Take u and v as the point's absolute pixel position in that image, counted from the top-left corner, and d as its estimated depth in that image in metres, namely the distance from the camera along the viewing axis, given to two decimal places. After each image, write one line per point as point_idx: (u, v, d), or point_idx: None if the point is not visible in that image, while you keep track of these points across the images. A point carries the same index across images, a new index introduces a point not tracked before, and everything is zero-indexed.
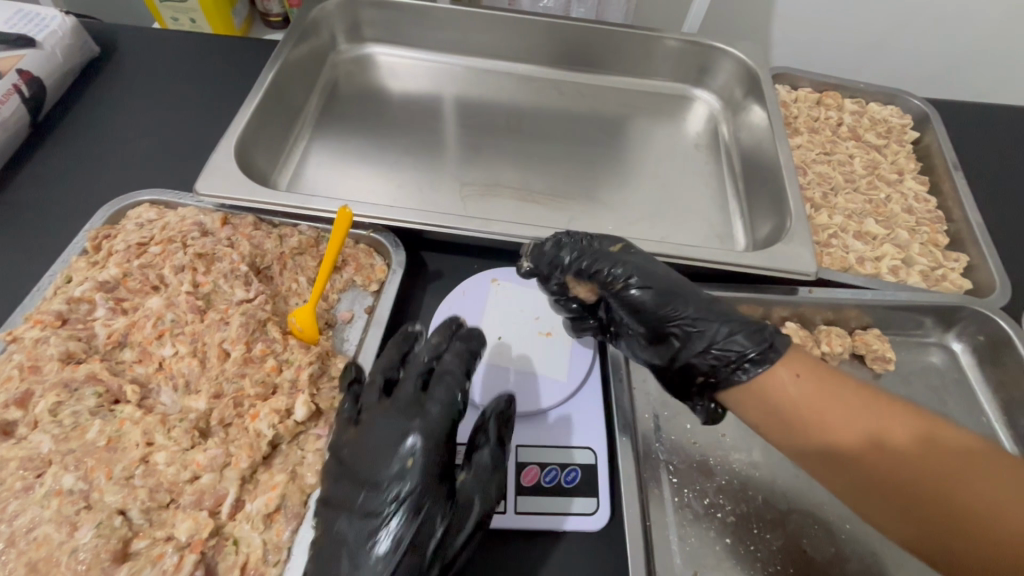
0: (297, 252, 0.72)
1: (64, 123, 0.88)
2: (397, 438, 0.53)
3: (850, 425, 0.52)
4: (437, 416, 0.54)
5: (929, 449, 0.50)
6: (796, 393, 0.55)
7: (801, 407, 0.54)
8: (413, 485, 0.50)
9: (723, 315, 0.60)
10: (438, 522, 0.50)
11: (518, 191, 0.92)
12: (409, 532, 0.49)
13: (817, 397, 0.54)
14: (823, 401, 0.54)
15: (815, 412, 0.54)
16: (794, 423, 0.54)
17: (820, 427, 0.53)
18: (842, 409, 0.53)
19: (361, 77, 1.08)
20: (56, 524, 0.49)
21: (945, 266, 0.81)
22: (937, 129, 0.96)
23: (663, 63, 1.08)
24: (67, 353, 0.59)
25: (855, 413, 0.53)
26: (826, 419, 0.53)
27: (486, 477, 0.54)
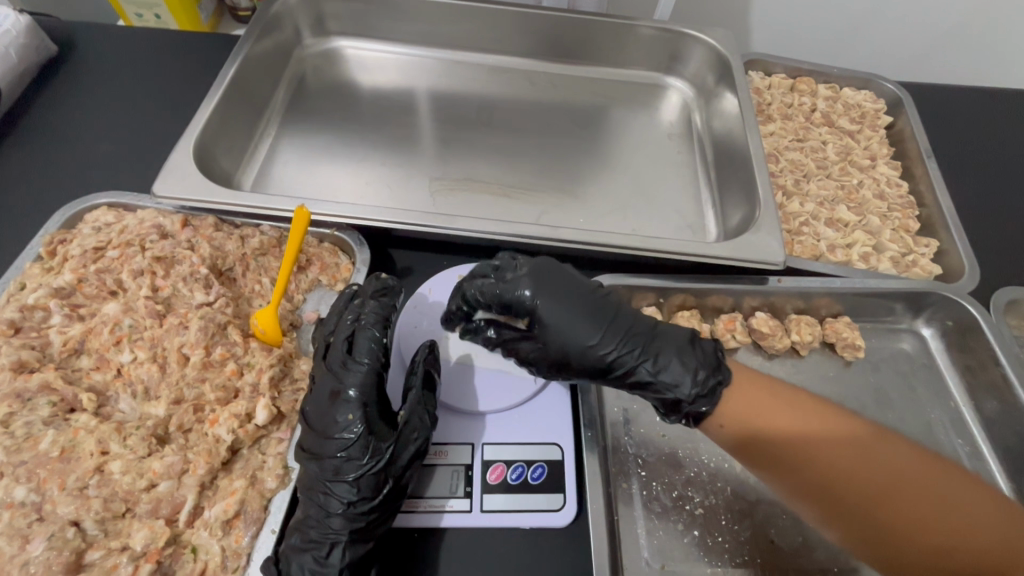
0: (259, 252, 0.71)
1: (21, 125, 0.86)
2: (334, 396, 0.56)
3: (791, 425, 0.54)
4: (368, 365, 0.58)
5: (875, 454, 0.51)
6: (746, 402, 0.56)
7: (752, 415, 0.55)
8: (357, 432, 0.54)
9: (663, 354, 0.59)
10: (385, 448, 0.54)
11: (489, 185, 0.91)
12: (364, 463, 0.53)
13: (759, 401, 0.56)
14: (769, 408, 0.55)
15: (763, 420, 0.55)
16: (741, 427, 0.55)
17: (771, 433, 0.54)
18: (791, 414, 0.54)
19: (329, 71, 1.06)
20: (8, 537, 0.48)
21: (916, 252, 0.81)
22: (910, 113, 0.95)
23: (635, 51, 1.07)
24: (20, 363, 0.58)
25: (805, 418, 0.54)
26: (778, 424, 0.54)
27: (418, 406, 0.58)
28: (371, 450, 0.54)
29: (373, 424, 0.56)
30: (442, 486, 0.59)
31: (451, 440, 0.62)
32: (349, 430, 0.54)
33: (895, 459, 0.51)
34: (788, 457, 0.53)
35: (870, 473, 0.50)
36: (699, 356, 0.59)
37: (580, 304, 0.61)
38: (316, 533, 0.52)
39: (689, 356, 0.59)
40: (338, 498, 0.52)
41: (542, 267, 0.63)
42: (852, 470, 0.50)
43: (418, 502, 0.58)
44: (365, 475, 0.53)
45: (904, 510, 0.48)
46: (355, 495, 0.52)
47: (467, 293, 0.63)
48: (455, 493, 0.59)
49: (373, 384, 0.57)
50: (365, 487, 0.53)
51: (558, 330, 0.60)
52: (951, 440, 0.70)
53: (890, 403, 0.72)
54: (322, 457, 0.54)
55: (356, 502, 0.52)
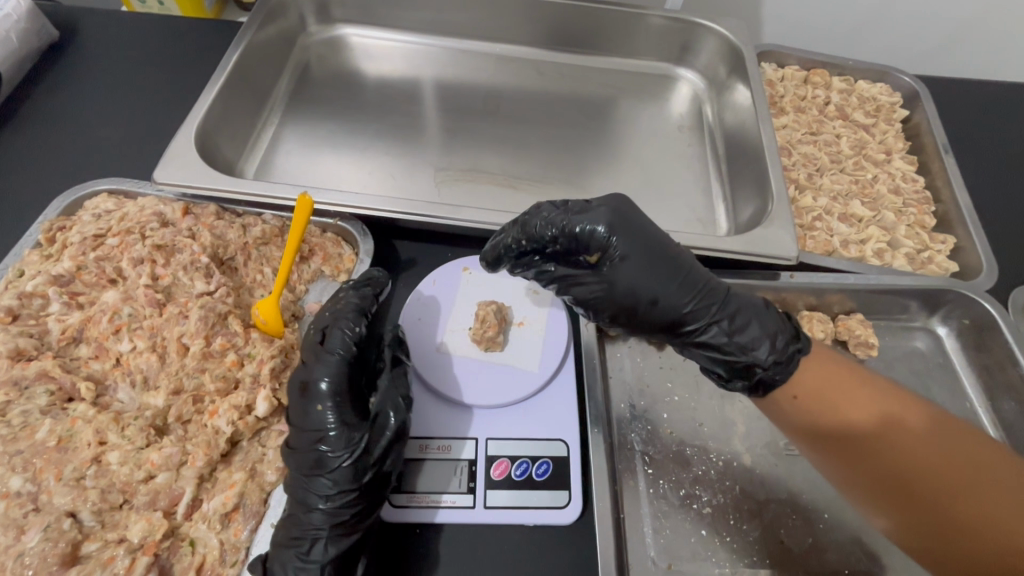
0: (261, 241, 0.70)
1: (22, 111, 0.85)
2: (304, 388, 0.55)
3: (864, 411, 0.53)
4: (338, 357, 0.56)
5: (941, 447, 0.51)
6: (824, 380, 0.55)
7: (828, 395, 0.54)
8: (332, 424, 0.53)
9: (737, 314, 0.57)
10: (360, 439, 0.53)
11: (496, 176, 0.89)
12: (340, 456, 0.52)
13: (832, 386, 0.55)
14: (842, 389, 0.54)
15: (838, 401, 0.54)
16: (816, 407, 0.54)
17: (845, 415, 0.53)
18: (864, 398, 0.53)
19: (334, 59, 1.04)
20: (4, 527, 0.47)
21: (931, 249, 0.79)
22: (927, 107, 0.92)
23: (645, 41, 1.05)
24: (17, 351, 0.57)
25: (877, 403, 0.53)
26: (850, 409, 0.53)
27: (394, 395, 0.57)
28: (344, 441, 0.53)
29: (346, 415, 0.54)
30: (445, 482, 0.58)
31: (454, 434, 0.61)
32: (321, 422, 0.53)
33: (961, 454, 0.50)
34: (854, 443, 0.53)
35: (937, 467, 0.50)
36: (773, 321, 0.57)
37: (658, 252, 0.57)
38: (298, 530, 0.51)
39: (764, 318, 0.57)
40: (317, 492, 0.52)
41: (621, 207, 0.58)
42: (914, 460, 0.51)
43: (419, 497, 0.57)
44: (342, 468, 0.52)
45: (968, 508, 0.48)
46: (333, 488, 0.51)
47: (531, 226, 0.57)
48: (458, 489, 0.58)
49: (344, 376, 0.55)
50: (342, 479, 0.52)
51: (633, 275, 0.57)
52: None
53: None
54: (297, 451, 0.53)
55: (333, 496, 0.51)
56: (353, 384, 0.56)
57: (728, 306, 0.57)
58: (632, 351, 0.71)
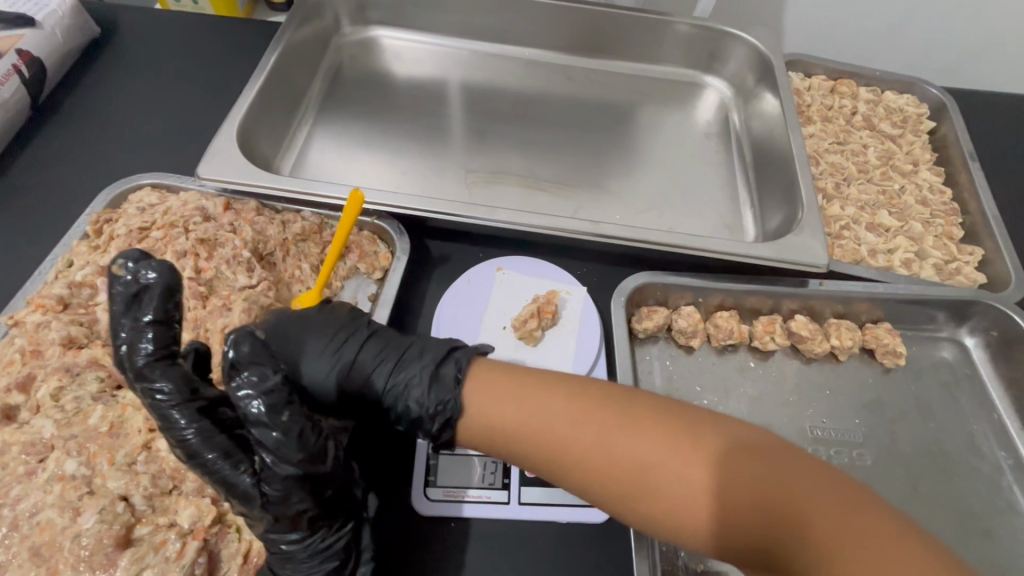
0: (301, 238, 0.71)
1: (66, 105, 0.87)
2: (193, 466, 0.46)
3: (552, 424, 0.49)
4: (192, 437, 0.46)
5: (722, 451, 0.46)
6: (493, 401, 0.51)
7: (551, 432, 0.49)
8: (239, 488, 0.46)
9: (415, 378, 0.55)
10: (269, 492, 0.47)
11: (525, 178, 0.91)
12: (263, 510, 0.47)
13: (525, 406, 0.50)
14: (530, 404, 0.50)
15: (540, 426, 0.49)
16: (503, 425, 0.51)
17: (612, 445, 0.47)
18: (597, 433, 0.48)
19: (366, 60, 1.06)
20: (59, 509, 0.49)
21: (959, 260, 0.79)
22: (954, 119, 0.93)
23: (673, 49, 1.06)
24: (69, 338, 0.58)
25: (631, 432, 0.48)
26: (554, 433, 0.49)
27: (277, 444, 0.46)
28: (256, 496, 0.47)
29: (250, 473, 0.47)
30: (480, 477, 0.60)
31: None
32: (230, 488, 0.46)
33: (744, 469, 0.45)
34: (585, 467, 0.48)
35: (668, 487, 0.45)
36: (469, 363, 0.55)
37: (322, 334, 0.57)
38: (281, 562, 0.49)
39: (439, 387, 0.54)
40: (273, 538, 0.49)
41: (280, 318, 0.57)
42: (653, 468, 0.46)
43: (457, 492, 0.58)
44: (275, 518, 0.48)
45: (772, 509, 0.43)
46: (282, 532, 0.48)
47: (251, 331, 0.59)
48: (494, 485, 0.59)
49: (206, 442, 0.46)
50: (284, 525, 0.48)
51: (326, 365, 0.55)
52: (994, 453, 0.69)
53: (930, 412, 0.72)
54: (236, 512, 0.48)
55: (289, 537, 0.49)
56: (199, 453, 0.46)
57: (405, 368, 0.56)
58: (662, 356, 0.72)
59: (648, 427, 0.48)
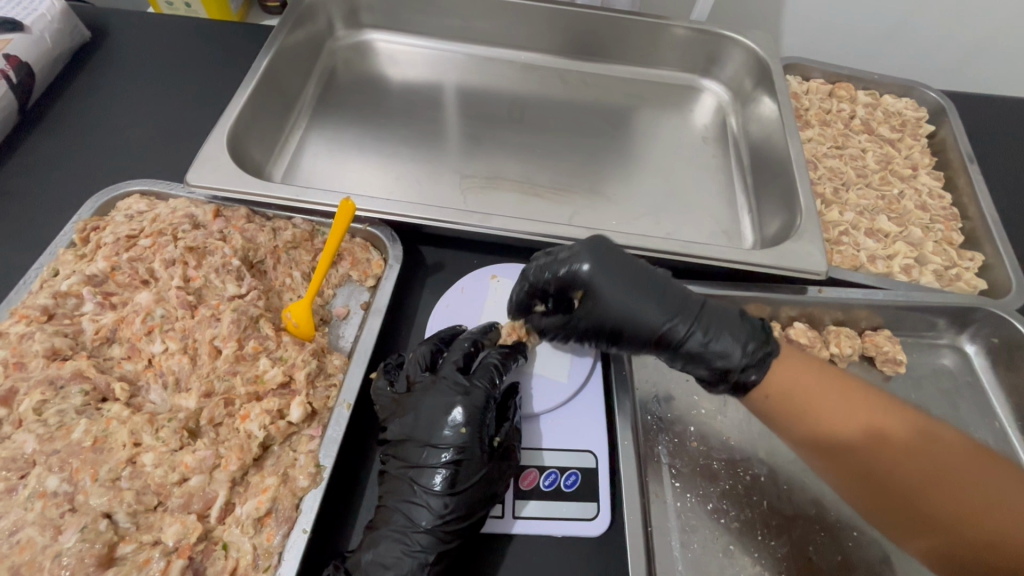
0: (292, 245, 0.70)
1: (53, 110, 0.86)
2: (445, 409, 0.57)
3: (845, 421, 0.54)
4: (481, 395, 0.58)
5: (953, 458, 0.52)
6: (793, 378, 0.56)
7: (809, 399, 0.55)
8: (456, 453, 0.55)
9: (707, 324, 0.59)
10: (478, 473, 0.55)
11: (520, 183, 0.90)
12: (462, 481, 0.54)
13: (808, 387, 0.55)
14: (820, 391, 0.55)
15: (815, 400, 0.55)
16: (786, 403, 0.56)
17: (839, 418, 0.54)
18: (888, 416, 0.54)
19: (360, 64, 1.05)
20: (40, 527, 0.47)
21: (959, 265, 0.78)
22: (953, 122, 0.92)
23: (670, 52, 1.05)
24: (53, 350, 0.57)
25: (878, 422, 0.53)
26: (819, 406, 0.54)
27: (515, 439, 0.59)
28: (467, 472, 0.54)
29: (477, 444, 0.56)
30: None
31: None
32: (449, 442, 0.55)
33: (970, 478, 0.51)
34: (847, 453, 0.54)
35: (931, 473, 0.51)
36: (733, 321, 0.59)
37: (639, 276, 0.62)
38: (402, 545, 0.52)
39: (738, 335, 0.58)
40: (429, 513, 0.53)
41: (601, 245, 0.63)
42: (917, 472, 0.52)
43: None
44: (464, 496, 0.54)
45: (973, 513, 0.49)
46: (449, 513, 0.53)
47: (530, 272, 0.64)
48: None
49: (483, 404, 0.58)
50: (457, 506, 0.53)
51: (622, 304, 0.61)
52: None
53: None
54: (421, 469, 0.55)
55: (447, 521, 0.53)
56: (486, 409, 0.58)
57: (707, 314, 0.59)
58: (659, 365, 0.71)
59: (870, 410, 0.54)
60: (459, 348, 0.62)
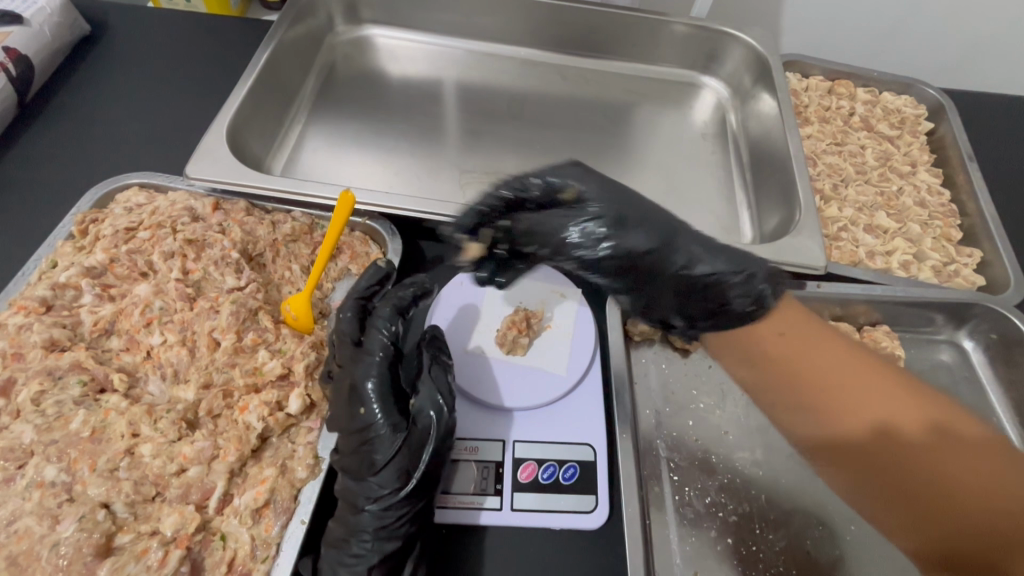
0: (291, 239, 0.70)
1: (52, 104, 0.85)
2: (343, 393, 0.55)
3: (835, 392, 0.56)
4: (373, 365, 0.55)
5: (937, 435, 0.53)
6: (792, 347, 0.58)
7: (800, 369, 0.57)
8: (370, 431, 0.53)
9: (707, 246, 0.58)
10: (392, 445, 0.53)
11: (520, 179, 0.90)
12: (380, 458, 0.52)
13: (803, 356, 0.57)
14: (816, 365, 0.57)
15: (808, 371, 0.57)
16: (779, 370, 0.58)
17: (828, 387, 0.56)
18: (870, 395, 0.55)
19: (360, 59, 1.05)
20: (38, 516, 0.47)
21: (958, 262, 0.78)
22: (952, 120, 0.92)
23: (670, 49, 1.05)
24: (51, 341, 0.57)
25: (862, 396, 0.55)
26: (812, 378, 0.57)
27: (430, 394, 0.55)
28: (383, 445, 0.53)
29: (388, 418, 0.54)
30: (472, 483, 0.59)
31: (484, 436, 0.61)
32: (360, 423, 0.53)
33: (957, 452, 0.52)
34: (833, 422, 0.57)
35: (911, 449, 0.54)
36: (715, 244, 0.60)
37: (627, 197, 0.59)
38: (347, 529, 0.52)
39: (742, 256, 0.59)
40: (363, 493, 0.52)
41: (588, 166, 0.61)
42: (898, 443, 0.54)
43: (451, 499, 0.57)
44: (386, 469, 0.52)
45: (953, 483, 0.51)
46: (380, 489, 0.51)
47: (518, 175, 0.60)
48: (487, 492, 0.58)
49: (379, 374, 0.55)
50: (385, 481, 0.52)
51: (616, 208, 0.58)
52: None
53: None
54: (346, 455, 0.53)
55: (380, 497, 0.51)
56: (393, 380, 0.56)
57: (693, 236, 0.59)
58: (658, 360, 0.72)
59: (856, 381, 0.56)
60: (398, 292, 0.60)
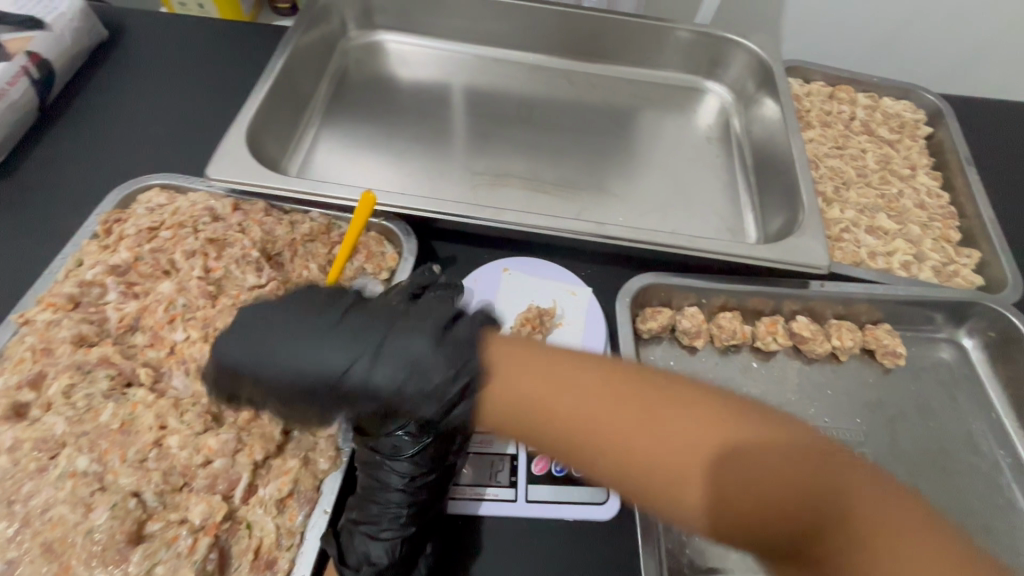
0: (308, 238, 0.71)
1: (72, 107, 0.87)
2: None
3: (662, 441, 0.40)
4: None
5: (799, 474, 0.39)
6: (554, 382, 0.43)
7: (553, 407, 0.42)
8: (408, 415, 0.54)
9: None
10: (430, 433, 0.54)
11: (529, 181, 0.92)
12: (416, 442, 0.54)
13: (600, 405, 0.42)
14: (574, 392, 0.42)
15: (597, 415, 0.41)
16: (540, 410, 0.43)
17: (642, 436, 0.40)
18: (678, 433, 0.40)
19: (370, 64, 1.07)
20: (71, 505, 0.49)
21: (957, 262, 0.81)
22: (950, 124, 0.95)
23: (674, 55, 1.08)
24: (80, 337, 0.59)
25: (666, 437, 0.40)
26: (602, 427, 0.41)
27: None
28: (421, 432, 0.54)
29: None
30: (488, 475, 0.60)
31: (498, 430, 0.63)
32: None
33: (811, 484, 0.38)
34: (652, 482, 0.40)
35: (783, 508, 0.38)
36: None
37: None
38: (377, 507, 0.54)
39: None
40: (396, 473, 0.54)
41: None
42: (773, 502, 0.38)
43: (463, 490, 0.59)
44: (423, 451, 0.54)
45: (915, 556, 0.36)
46: (414, 470, 0.54)
47: None
48: (501, 483, 0.60)
49: None
50: (419, 463, 0.54)
51: None
52: (995, 452, 0.70)
53: (930, 412, 0.73)
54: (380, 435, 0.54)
55: (414, 477, 0.54)
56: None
57: None
58: (666, 357, 0.74)
59: (683, 415, 0.41)
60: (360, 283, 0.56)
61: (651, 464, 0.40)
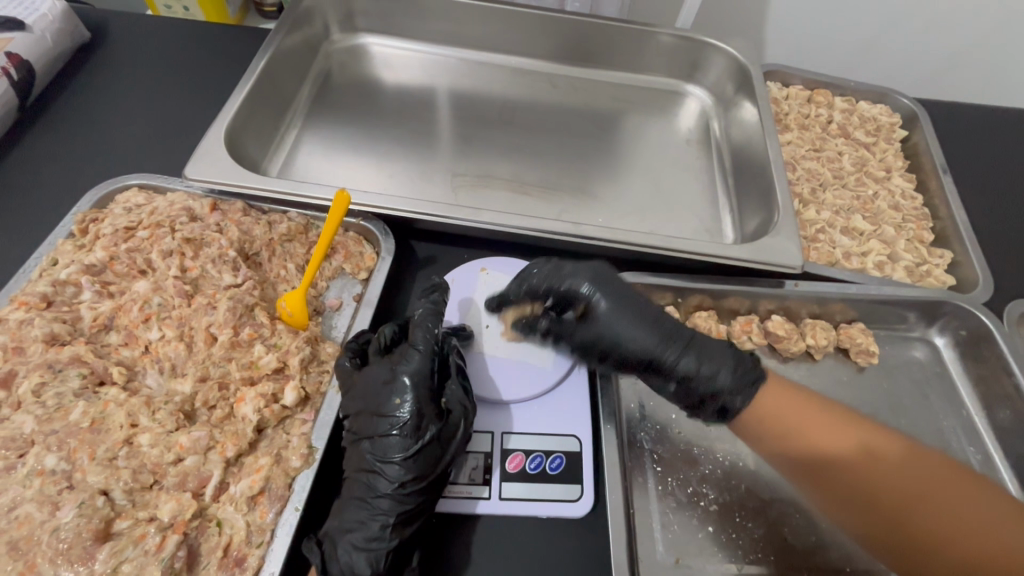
0: (286, 238, 0.72)
1: (52, 108, 0.88)
2: (387, 380, 0.58)
3: (834, 438, 0.55)
4: (419, 359, 0.59)
5: (903, 465, 0.54)
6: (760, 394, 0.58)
7: (765, 404, 0.58)
8: (407, 416, 0.55)
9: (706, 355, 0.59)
10: (428, 433, 0.55)
11: (510, 182, 0.92)
12: (414, 445, 0.55)
13: (778, 399, 0.58)
14: (799, 409, 0.57)
15: (778, 414, 0.57)
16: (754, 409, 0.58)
17: (813, 434, 0.56)
18: (831, 428, 0.56)
19: (355, 67, 1.08)
20: (38, 503, 0.49)
21: (929, 262, 0.82)
22: (924, 127, 0.96)
23: (655, 59, 1.09)
24: (52, 335, 0.59)
25: (844, 435, 0.55)
26: (814, 438, 0.55)
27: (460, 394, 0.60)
28: (419, 433, 0.55)
29: (423, 408, 0.57)
30: (461, 473, 0.60)
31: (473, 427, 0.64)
32: (395, 410, 0.56)
33: (915, 476, 0.53)
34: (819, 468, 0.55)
35: (862, 489, 0.53)
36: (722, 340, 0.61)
37: (634, 303, 0.63)
38: (366, 512, 0.54)
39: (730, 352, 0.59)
40: (386, 477, 0.54)
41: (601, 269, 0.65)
42: (872, 477, 0.53)
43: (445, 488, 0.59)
44: (416, 455, 0.54)
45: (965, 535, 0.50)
46: (406, 475, 0.54)
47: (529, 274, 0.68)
48: (475, 481, 0.60)
49: (425, 368, 0.59)
50: (411, 467, 0.54)
51: (615, 309, 0.63)
52: (964, 449, 0.71)
53: (902, 409, 0.74)
54: (375, 438, 0.55)
55: (405, 482, 0.54)
56: (430, 377, 0.59)
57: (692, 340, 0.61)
58: None
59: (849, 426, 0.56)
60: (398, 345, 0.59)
61: (812, 451, 0.55)
